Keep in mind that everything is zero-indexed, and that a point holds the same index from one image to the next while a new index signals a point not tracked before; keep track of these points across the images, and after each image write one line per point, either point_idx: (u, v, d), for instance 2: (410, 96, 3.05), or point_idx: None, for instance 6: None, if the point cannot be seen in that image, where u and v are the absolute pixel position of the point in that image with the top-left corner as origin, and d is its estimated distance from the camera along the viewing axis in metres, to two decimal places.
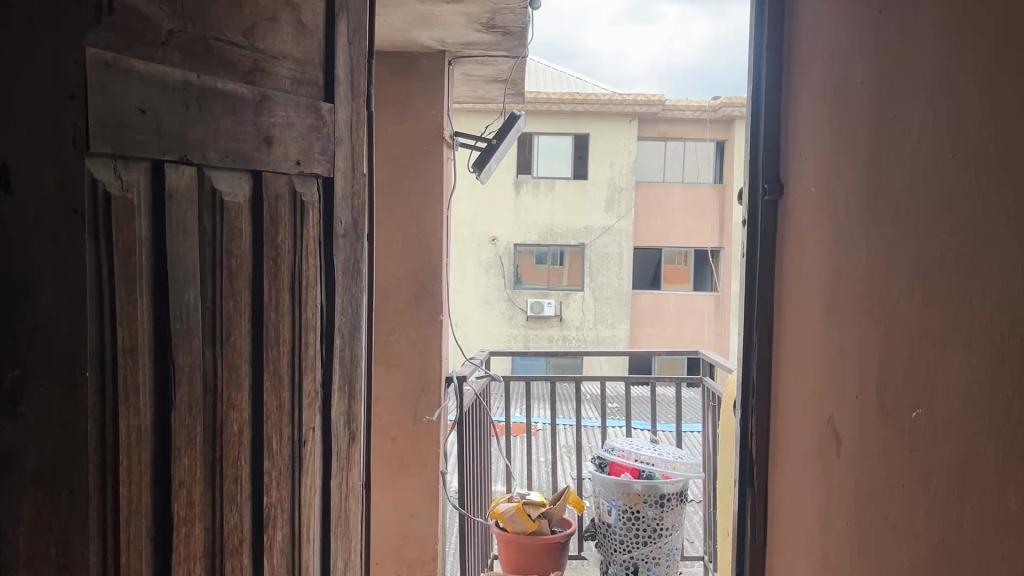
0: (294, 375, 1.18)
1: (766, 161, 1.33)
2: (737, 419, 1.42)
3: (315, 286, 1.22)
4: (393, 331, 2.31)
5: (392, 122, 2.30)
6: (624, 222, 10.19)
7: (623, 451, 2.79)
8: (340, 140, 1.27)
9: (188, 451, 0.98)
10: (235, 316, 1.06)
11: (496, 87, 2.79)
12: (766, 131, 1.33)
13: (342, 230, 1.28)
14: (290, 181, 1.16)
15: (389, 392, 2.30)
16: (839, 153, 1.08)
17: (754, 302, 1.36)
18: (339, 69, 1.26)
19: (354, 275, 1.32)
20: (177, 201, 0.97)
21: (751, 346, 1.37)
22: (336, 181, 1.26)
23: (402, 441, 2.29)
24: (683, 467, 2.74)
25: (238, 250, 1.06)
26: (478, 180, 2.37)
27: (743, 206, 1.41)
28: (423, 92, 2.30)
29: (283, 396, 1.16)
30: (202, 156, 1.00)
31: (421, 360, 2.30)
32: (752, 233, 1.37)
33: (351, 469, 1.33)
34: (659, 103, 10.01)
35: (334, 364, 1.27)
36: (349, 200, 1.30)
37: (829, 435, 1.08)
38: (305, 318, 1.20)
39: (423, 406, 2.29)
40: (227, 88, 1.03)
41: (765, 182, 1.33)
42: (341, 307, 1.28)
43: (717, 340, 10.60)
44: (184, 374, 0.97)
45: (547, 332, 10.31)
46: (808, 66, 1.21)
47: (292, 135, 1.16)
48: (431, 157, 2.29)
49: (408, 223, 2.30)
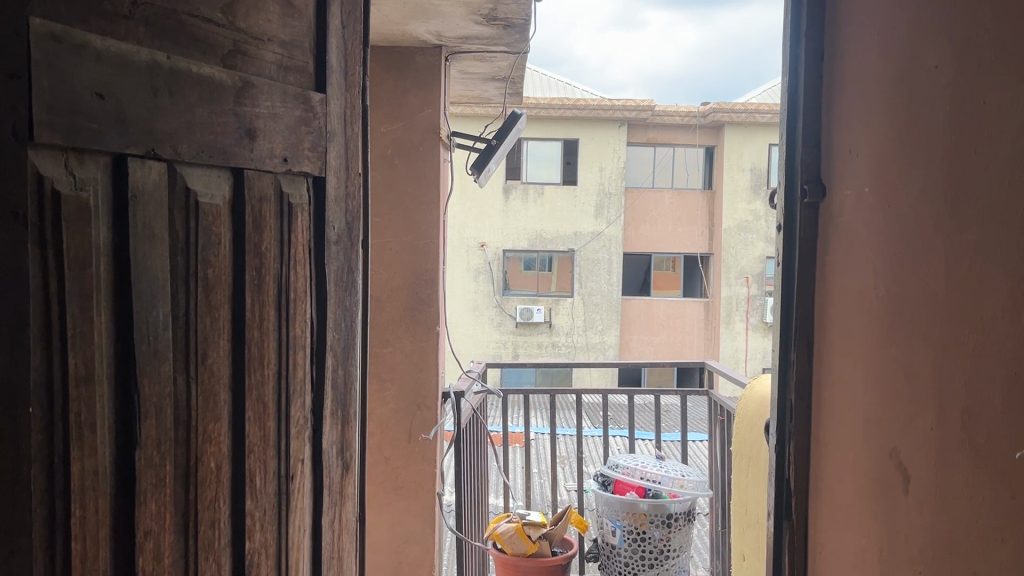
0: (281, 400, 1.04)
1: (805, 160, 1.20)
2: (771, 446, 1.28)
3: (304, 299, 1.08)
4: (387, 344, 2.17)
5: (386, 121, 2.16)
6: (613, 227, 10.09)
7: (628, 468, 2.66)
8: (333, 134, 1.13)
9: (157, 495, 0.84)
10: (212, 335, 0.92)
11: (493, 86, 2.66)
12: (806, 127, 1.20)
13: (334, 236, 1.14)
14: (276, 181, 1.03)
15: (383, 409, 2.16)
16: (906, 148, 0.94)
17: (791, 316, 1.23)
18: (332, 55, 1.12)
19: (348, 287, 1.18)
20: (143, 203, 0.83)
21: (788, 365, 1.24)
22: (328, 181, 1.12)
23: (396, 461, 2.15)
24: (691, 485, 2.58)
25: (215, 260, 0.92)
26: (477, 183, 2.24)
27: (777, 210, 1.28)
28: (418, 89, 2.16)
29: (269, 425, 1.02)
30: (173, 150, 0.86)
31: (416, 374, 2.16)
32: (789, 240, 1.24)
33: (345, 504, 1.19)
34: (648, 108, 9.91)
35: (326, 386, 1.13)
36: (342, 202, 1.16)
37: (894, 469, 0.95)
38: (293, 337, 1.06)
39: (419, 423, 2.15)
40: (203, 72, 0.89)
41: (804, 183, 1.20)
42: (335, 322, 1.14)
43: (707, 347, 10.49)
44: (152, 406, 0.83)
45: (536, 339, 10.18)
46: (858, 52, 1.08)
47: (278, 128, 1.02)
48: (427, 159, 2.16)
49: (402, 227, 2.16)
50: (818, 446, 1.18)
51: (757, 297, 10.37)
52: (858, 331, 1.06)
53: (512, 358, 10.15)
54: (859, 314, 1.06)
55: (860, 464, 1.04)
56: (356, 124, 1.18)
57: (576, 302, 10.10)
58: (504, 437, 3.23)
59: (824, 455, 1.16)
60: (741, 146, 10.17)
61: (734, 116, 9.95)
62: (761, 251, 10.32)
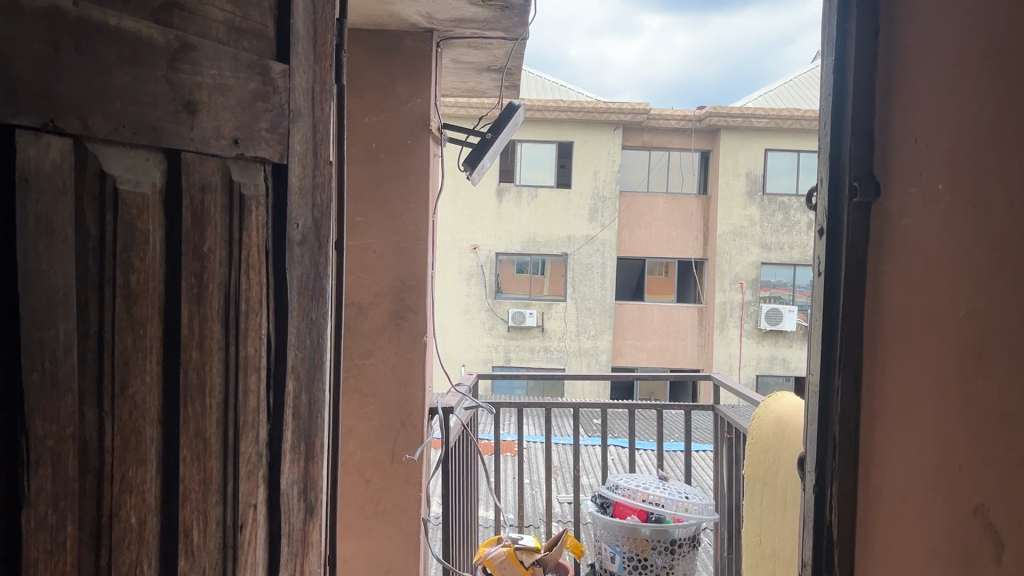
0: (227, 434, 0.86)
1: (854, 153, 1.03)
2: (810, 485, 1.10)
3: (259, 310, 0.89)
4: (368, 355, 1.98)
5: (370, 112, 1.96)
6: (607, 231, 9.90)
7: (629, 490, 2.48)
8: (299, 114, 0.94)
9: (52, 565, 0.66)
10: (136, 357, 0.73)
11: (489, 77, 2.48)
12: (855, 115, 1.02)
13: (299, 235, 0.95)
14: (224, 167, 0.84)
15: (364, 425, 1.97)
16: (1006, 134, 0.77)
17: (835, 334, 1.05)
18: (297, 18, 0.93)
19: (315, 296, 0.99)
20: (39, 190, 0.64)
21: (830, 393, 1.06)
22: (291, 170, 0.93)
23: (377, 483, 1.97)
24: (696, 508, 2.40)
25: (142, 263, 0.74)
26: (470, 180, 2.05)
27: (819, 209, 1.10)
28: (408, 77, 1.97)
29: (213, 462, 0.83)
30: (83, 122, 0.68)
31: (400, 389, 1.97)
32: (834, 246, 1.06)
33: (308, 555, 1.00)
34: (643, 112, 9.72)
35: (286, 415, 0.94)
36: (309, 196, 0.97)
37: (983, 532, 0.78)
38: (243, 356, 0.88)
39: (403, 443, 1.97)
40: (125, 27, 0.71)
41: (852, 180, 1.02)
42: (297, 337, 0.95)
43: (701, 353, 10.32)
44: (48, 450, 0.65)
45: (528, 343, 9.97)
46: (931, 23, 0.90)
47: (227, 103, 0.83)
48: (416, 154, 1.97)
49: (387, 229, 1.98)
50: (867, 491, 1.01)
51: (751, 303, 10.11)
52: (927, 359, 0.88)
53: (503, 362, 9.94)
54: (930, 338, 0.88)
55: (931, 520, 0.87)
56: (329, 101, 0.99)
57: (569, 307, 9.92)
58: (495, 440, 2.99)
59: (876, 501, 0.99)
60: (737, 148, 9.96)
61: (729, 120, 9.77)
62: (754, 257, 10.12)
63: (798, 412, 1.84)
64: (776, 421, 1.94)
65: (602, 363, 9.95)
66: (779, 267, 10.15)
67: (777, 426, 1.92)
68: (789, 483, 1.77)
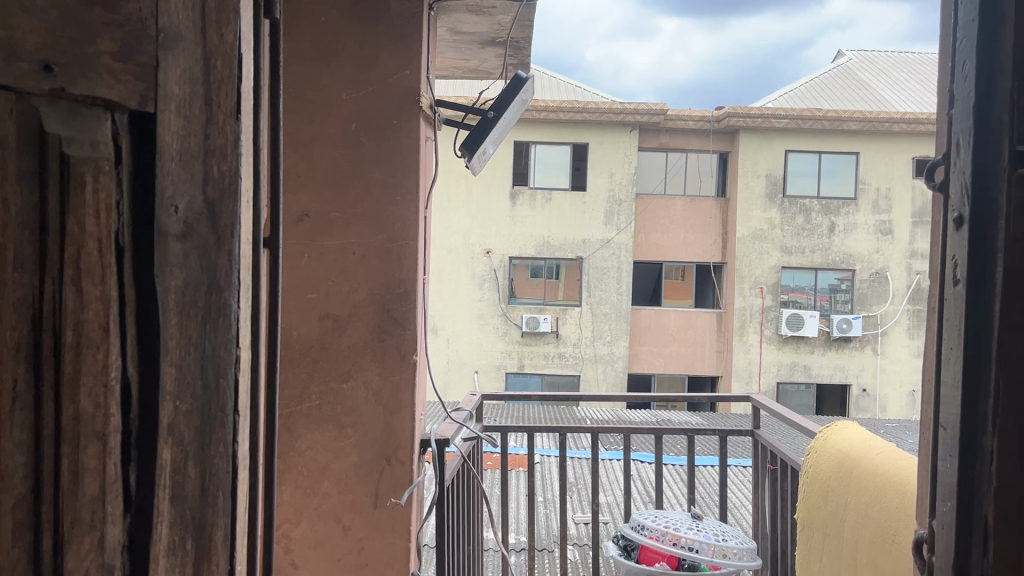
0: (42, 516, 0.60)
1: (1017, 102, 0.68)
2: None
3: (103, 342, 0.61)
4: (348, 378, 1.53)
5: (350, 86, 1.52)
6: (623, 234, 9.53)
7: (655, 530, 2.13)
8: (178, 37, 0.61)
9: None
10: None
11: (492, 52, 2.14)
12: (1019, 48, 0.68)
13: (178, 229, 0.62)
14: (30, 112, 0.58)
15: (341, 463, 1.52)
16: None
17: (988, 369, 0.71)
18: None
19: (212, 317, 0.62)
20: None
21: (977, 457, 0.72)
22: (165, 123, 0.61)
23: (356, 531, 1.52)
24: (735, 553, 2.04)
25: None
26: (470, 169, 1.70)
27: (955, 187, 0.76)
28: (394, 44, 1.52)
29: (12, 567, 0.60)
30: None
31: (384, 418, 1.52)
32: (983, 239, 0.72)
33: None
34: (661, 112, 9.34)
35: (161, 502, 0.62)
36: (199, 161, 0.62)
37: None
38: (70, 420, 0.60)
39: (388, 483, 1.52)
40: None
41: (1016, 144, 0.68)
42: (176, 385, 0.62)
43: (719, 360, 9.92)
44: None
45: (542, 349, 9.63)
46: None
47: (28, 3, 0.57)
48: (403, 135, 1.52)
49: (369, 225, 1.52)
50: None
51: (771, 308, 9.67)
52: None
53: (517, 368, 9.63)
54: None
55: None
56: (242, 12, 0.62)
57: (584, 312, 9.57)
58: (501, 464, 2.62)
59: None
60: (757, 151, 9.60)
61: (750, 121, 9.41)
62: (775, 260, 9.67)
63: (887, 461, 1.47)
64: (838, 461, 1.62)
65: (619, 370, 9.55)
66: (800, 271, 9.71)
67: (840, 467, 1.60)
68: (877, 547, 1.39)
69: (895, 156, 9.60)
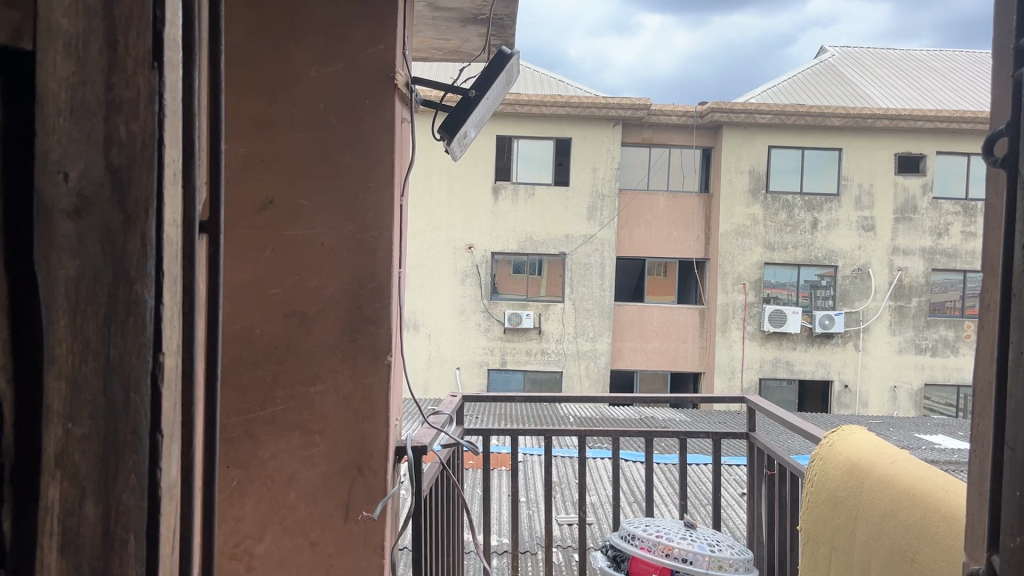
0: None
1: None
2: None
3: None
4: (315, 381, 1.39)
5: (316, 61, 1.37)
6: (606, 230, 9.38)
7: (646, 541, 2.01)
8: None
9: None
10: None
11: (474, 30, 2.01)
12: None
13: (70, 206, 0.49)
14: None
15: (308, 473, 1.38)
16: None
17: None
18: None
19: (120, 316, 0.50)
20: None
21: None
22: (49, 68, 0.49)
23: (325, 547, 1.37)
24: (731, 565, 1.91)
25: None
26: (449, 152, 1.56)
27: None
28: (365, 15, 1.37)
29: None
30: None
31: (355, 424, 1.38)
32: None
33: None
34: (644, 107, 9.20)
35: (48, 552, 0.49)
36: (96, 117, 0.49)
37: None
38: None
39: (360, 494, 1.37)
40: None
41: None
42: (67, 403, 0.49)
43: (702, 356, 9.85)
44: None
45: (525, 345, 9.50)
46: None
47: None
48: (375, 115, 1.37)
49: (338, 213, 1.38)
50: None
51: (754, 304, 9.59)
52: None
53: (499, 364, 9.51)
54: None
55: None
56: None
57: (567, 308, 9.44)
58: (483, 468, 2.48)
59: None
60: (741, 146, 9.48)
61: (733, 116, 9.28)
62: (758, 256, 9.56)
63: (903, 470, 1.35)
64: (849, 468, 1.51)
65: (601, 366, 9.45)
66: (783, 268, 9.63)
67: (852, 476, 1.48)
68: (895, 565, 1.26)
69: (877, 152, 9.55)
